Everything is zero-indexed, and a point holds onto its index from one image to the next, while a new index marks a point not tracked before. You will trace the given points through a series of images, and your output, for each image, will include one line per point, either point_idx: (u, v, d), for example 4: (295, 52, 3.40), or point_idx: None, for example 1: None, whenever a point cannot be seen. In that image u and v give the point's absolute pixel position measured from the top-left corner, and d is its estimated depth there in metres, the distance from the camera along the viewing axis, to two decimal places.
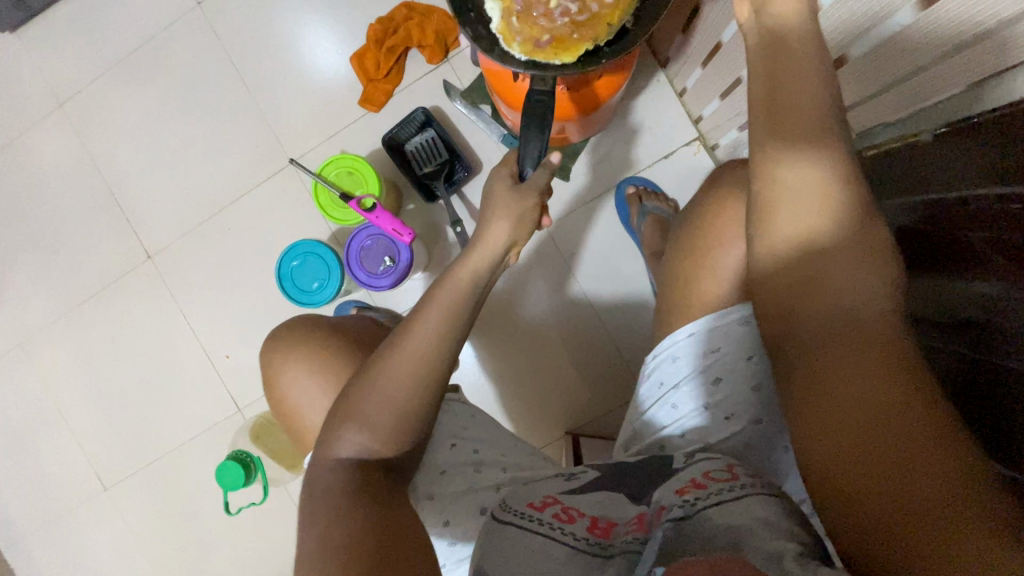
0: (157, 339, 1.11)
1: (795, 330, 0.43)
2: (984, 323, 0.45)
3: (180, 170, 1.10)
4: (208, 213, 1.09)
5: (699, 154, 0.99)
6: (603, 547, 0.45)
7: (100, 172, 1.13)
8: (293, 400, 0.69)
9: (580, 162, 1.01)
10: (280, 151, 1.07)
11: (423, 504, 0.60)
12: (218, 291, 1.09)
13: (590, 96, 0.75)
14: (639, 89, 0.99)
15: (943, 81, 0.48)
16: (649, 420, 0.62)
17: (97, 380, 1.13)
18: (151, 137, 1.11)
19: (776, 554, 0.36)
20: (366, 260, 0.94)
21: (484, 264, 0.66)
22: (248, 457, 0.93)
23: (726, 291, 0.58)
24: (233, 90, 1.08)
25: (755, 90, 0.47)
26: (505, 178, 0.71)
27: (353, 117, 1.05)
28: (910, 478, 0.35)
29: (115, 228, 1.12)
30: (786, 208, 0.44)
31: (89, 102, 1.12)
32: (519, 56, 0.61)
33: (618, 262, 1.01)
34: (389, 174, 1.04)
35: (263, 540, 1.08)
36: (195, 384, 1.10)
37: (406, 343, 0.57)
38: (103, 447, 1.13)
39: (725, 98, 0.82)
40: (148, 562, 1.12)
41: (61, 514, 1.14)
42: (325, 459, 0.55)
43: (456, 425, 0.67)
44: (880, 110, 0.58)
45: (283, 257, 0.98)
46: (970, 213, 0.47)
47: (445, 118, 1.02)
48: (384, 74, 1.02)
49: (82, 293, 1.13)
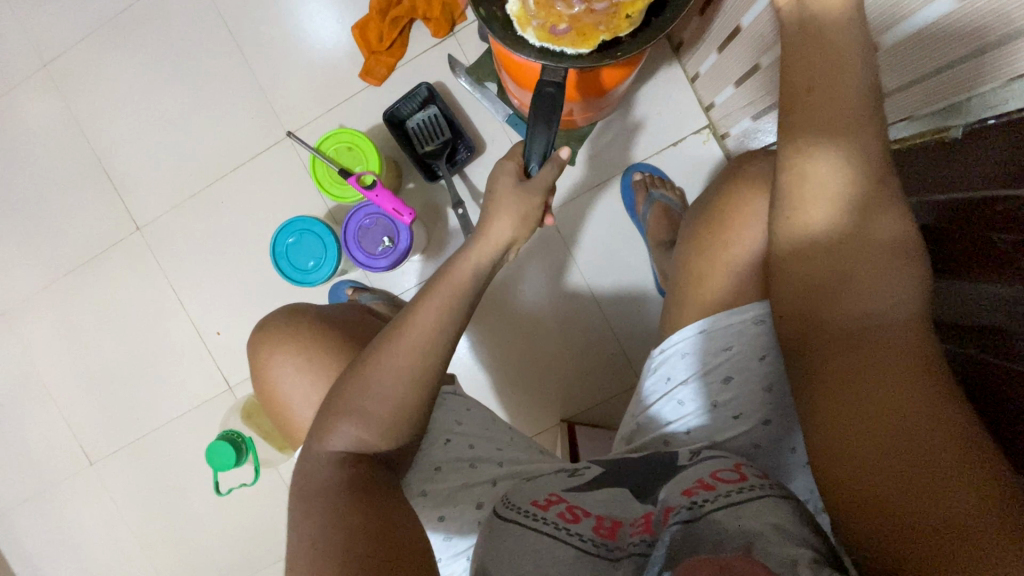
0: (146, 313, 1.08)
1: (819, 332, 0.44)
2: (1008, 330, 0.44)
3: (171, 139, 1.06)
4: (200, 185, 1.05)
5: (709, 143, 0.96)
6: (610, 550, 0.44)
7: (87, 138, 1.08)
8: (289, 382, 0.67)
9: (586, 146, 0.99)
10: (276, 122, 1.03)
11: (418, 500, 0.59)
12: (209, 266, 1.06)
13: (596, 82, 0.71)
14: (650, 73, 0.96)
15: (979, 75, 0.46)
16: (654, 415, 0.61)
17: (84, 353, 1.10)
18: (141, 103, 1.07)
19: (789, 560, 0.35)
20: (364, 239, 0.91)
21: (486, 257, 0.62)
22: (239, 438, 0.91)
23: (738, 285, 0.56)
24: (228, 56, 1.04)
25: (791, 79, 0.45)
26: (510, 174, 0.65)
27: (353, 90, 1.02)
28: (927, 481, 0.34)
29: (102, 197, 1.08)
30: (816, 205, 0.44)
31: (75, 63, 1.07)
32: (533, 40, 0.63)
33: (621, 250, 0.99)
34: (389, 152, 1.01)
35: (253, 519, 1.07)
36: (184, 360, 1.07)
37: (407, 330, 0.55)
38: (89, 421, 1.11)
39: (740, 86, 0.79)
40: (136, 539, 1.10)
41: (46, 487, 1.12)
42: (323, 444, 0.54)
43: (449, 421, 0.65)
44: (913, 103, 0.56)
45: (279, 234, 0.95)
46: (998, 215, 0.46)
47: (449, 95, 0.99)
48: (386, 46, 0.98)
49: (68, 263, 1.09)
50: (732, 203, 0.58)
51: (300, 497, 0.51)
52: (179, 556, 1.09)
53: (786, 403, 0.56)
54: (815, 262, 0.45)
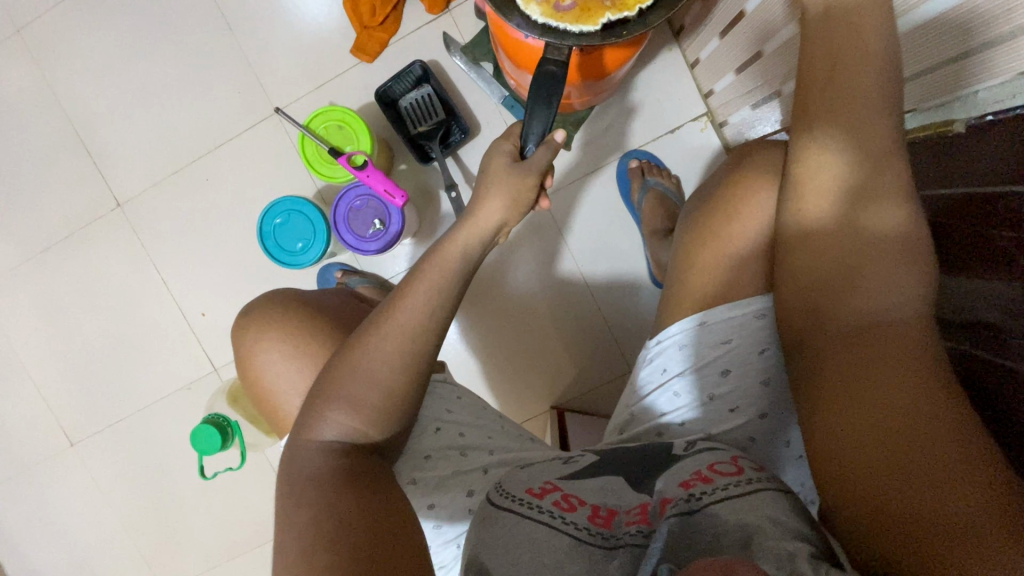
0: (128, 293, 1.05)
1: (823, 329, 0.44)
2: (1006, 326, 0.45)
3: (153, 112, 1.02)
4: (184, 162, 1.02)
5: (707, 131, 0.95)
6: (606, 538, 0.44)
7: (63, 109, 1.04)
8: (276, 369, 0.66)
9: (583, 130, 0.97)
10: (264, 98, 1.00)
11: (409, 488, 0.58)
12: (193, 245, 1.03)
13: (599, 63, 0.69)
14: (648, 58, 0.94)
15: (986, 70, 0.45)
16: (649, 406, 0.61)
17: (62, 332, 1.07)
18: (120, 73, 1.02)
19: (786, 555, 0.36)
20: (354, 221, 0.89)
21: (475, 238, 0.61)
22: (225, 422, 0.89)
23: (737, 276, 0.56)
24: (213, 28, 1.00)
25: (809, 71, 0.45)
26: (505, 155, 0.64)
27: (343, 67, 0.98)
28: (929, 485, 0.34)
29: (81, 171, 1.04)
30: (812, 195, 0.45)
31: (50, 30, 1.02)
32: (536, 16, 0.60)
33: (615, 238, 0.98)
34: (381, 131, 0.98)
35: (238, 502, 1.06)
36: (167, 341, 1.05)
37: (400, 314, 0.54)
38: (69, 401, 1.08)
39: (740, 74, 0.78)
40: (118, 521, 1.09)
41: (25, 468, 1.10)
42: (312, 433, 0.53)
43: (441, 408, 0.65)
44: (917, 95, 0.54)
45: (266, 214, 0.93)
46: (1001, 212, 0.46)
47: (444, 75, 0.96)
48: (379, 21, 0.94)
49: (46, 239, 1.05)
50: (734, 192, 0.56)
51: (288, 487, 0.50)
52: (163, 538, 1.08)
53: (783, 396, 0.56)
54: (821, 258, 0.44)
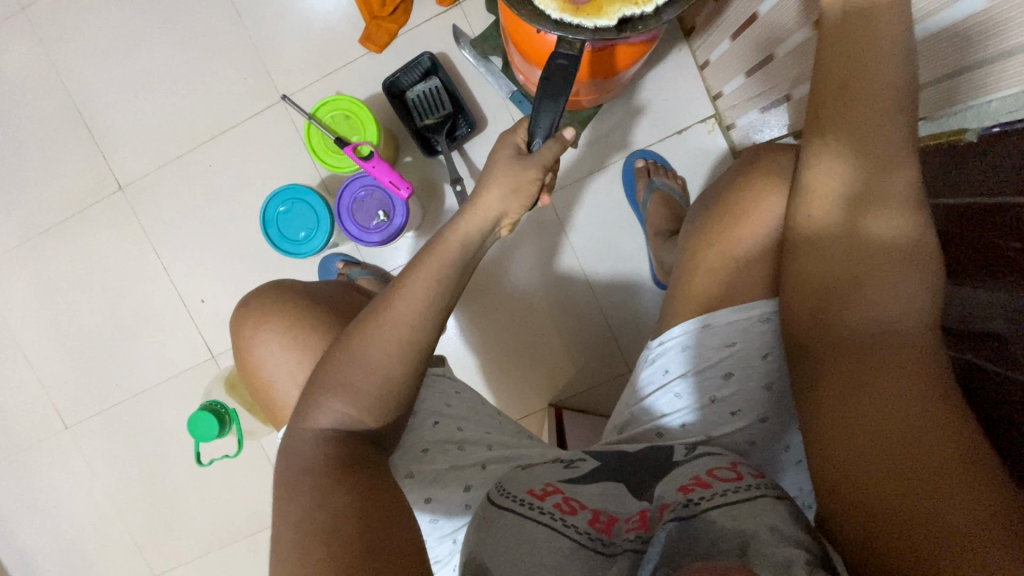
0: (127, 276, 1.04)
1: (825, 334, 0.44)
2: (1011, 336, 0.45)
3: (157, 95, 1.02)
4: (187, 146, 1.02)
5: (713, 133, 0.95)
6: (605, 545, 0.44)
7: (66, 89, 1.03)
8: (274, 360, 0.65)
9: (589, 129, 0.97)
10: (270, 85, 0.99)
11: (405, 481, 0.58)
12: (193, 231, 1.02)
13: (609, 60, 0.69)
14: (658, 58, 0.94)
15: (1001, 80, 0.45)
16: (649, 406, 0.61)
17: (60, 313, 1.07)
18: (126, 55, 1.01)
19: (784, 562, 0.36)
20: (358, 212, 0.88)
21: (475, 228, 0.60)
22: (223, 409, 0.89)
23: (740, 280, 0.55)
24: (221, 12, 0.99)
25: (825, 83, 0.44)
26: (510, 147, 0.64)
27: (351, 57, 0.98)
28: (926, 491, 0.34)
29: (83, 153, 1.03)
30: (818, 200, 0.45)
31: (56, 10, 1.02)
32: (552, 13, 0.57)
33: (619, 237, 0.98)
34: (387, 123, 0.98)
35: (233, 490, 1.06)
36: (166, 326, 1.04)
37: (399, 307, 0.54)
38: (66, 383, 1.08)
39: (750, 77, 0.78)
40: (111, 505, 1.09)
41: (19, 449, 1.10)
42: (309, 421, 0.52)
43: (439, 403, 0.65)
44: (930, 103, 0.54)
45: (270, 202, 0.92)
46: (1009, 221, 0.46)
47: (452, 68, 0.96)
48: (389, 11, 0.94)
49: (46, 221, 1.05)
50: (742, 194, 0.56)
51: (283, 476, 0.50)
52: (156, 524, 1.08)
53: (783, 400, 0.56)
54: (826, 263, 0.44)
